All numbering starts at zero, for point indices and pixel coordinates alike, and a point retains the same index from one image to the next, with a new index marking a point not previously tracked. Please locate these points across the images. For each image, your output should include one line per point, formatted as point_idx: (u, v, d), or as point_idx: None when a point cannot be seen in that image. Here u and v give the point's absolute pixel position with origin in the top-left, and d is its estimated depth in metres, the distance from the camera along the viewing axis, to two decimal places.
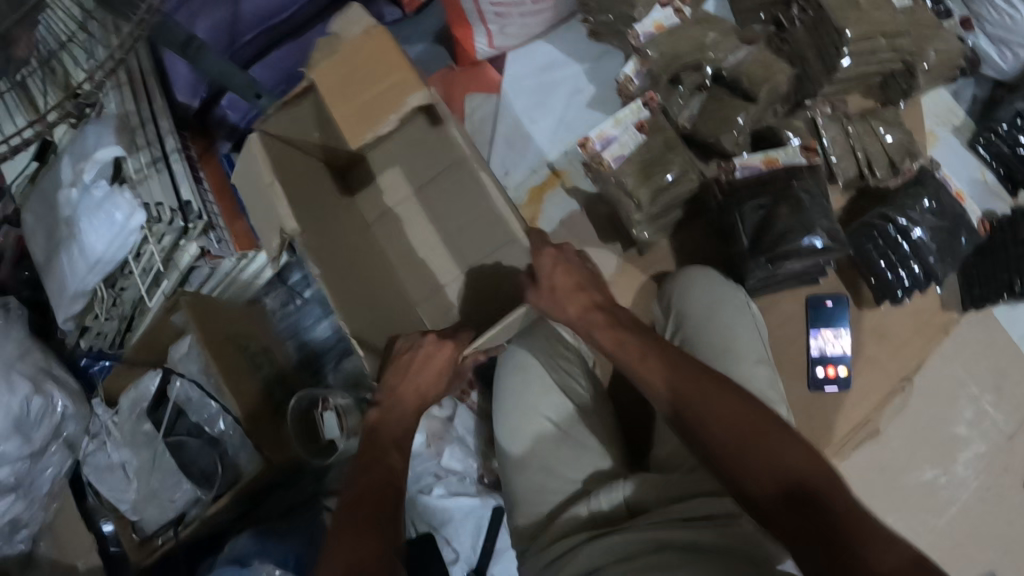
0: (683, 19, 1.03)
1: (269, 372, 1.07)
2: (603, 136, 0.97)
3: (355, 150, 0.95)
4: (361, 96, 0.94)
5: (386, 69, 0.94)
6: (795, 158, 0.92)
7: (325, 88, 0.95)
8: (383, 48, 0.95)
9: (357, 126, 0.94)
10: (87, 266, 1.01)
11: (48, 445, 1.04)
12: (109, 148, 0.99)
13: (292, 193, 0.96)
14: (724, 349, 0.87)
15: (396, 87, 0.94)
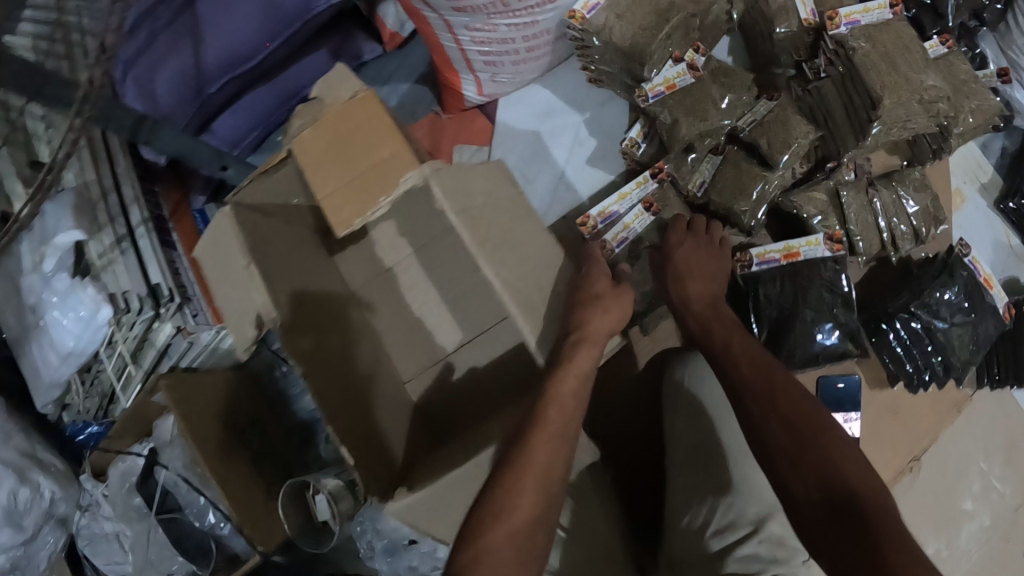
0: (698, 75, 0.95)
1: (260, 448, 1.04)
2: (606, 213, 0.95)
3: (342, 236, 0.73)
4: (352, 169, 0.74)
5: (383, 136, 0.73)
6: (817, 250, 0.89)
7: (309, 159, 0.75)
8: (380, 111, 0.74)
9: (344, 207, 0.73)
10: (59, 358, 0.98)
11: (41, 527, 1.02)
12: (68, 233, 0.94)
13: (273, 270, 0.85)
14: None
15: (394, 160, 0.73)
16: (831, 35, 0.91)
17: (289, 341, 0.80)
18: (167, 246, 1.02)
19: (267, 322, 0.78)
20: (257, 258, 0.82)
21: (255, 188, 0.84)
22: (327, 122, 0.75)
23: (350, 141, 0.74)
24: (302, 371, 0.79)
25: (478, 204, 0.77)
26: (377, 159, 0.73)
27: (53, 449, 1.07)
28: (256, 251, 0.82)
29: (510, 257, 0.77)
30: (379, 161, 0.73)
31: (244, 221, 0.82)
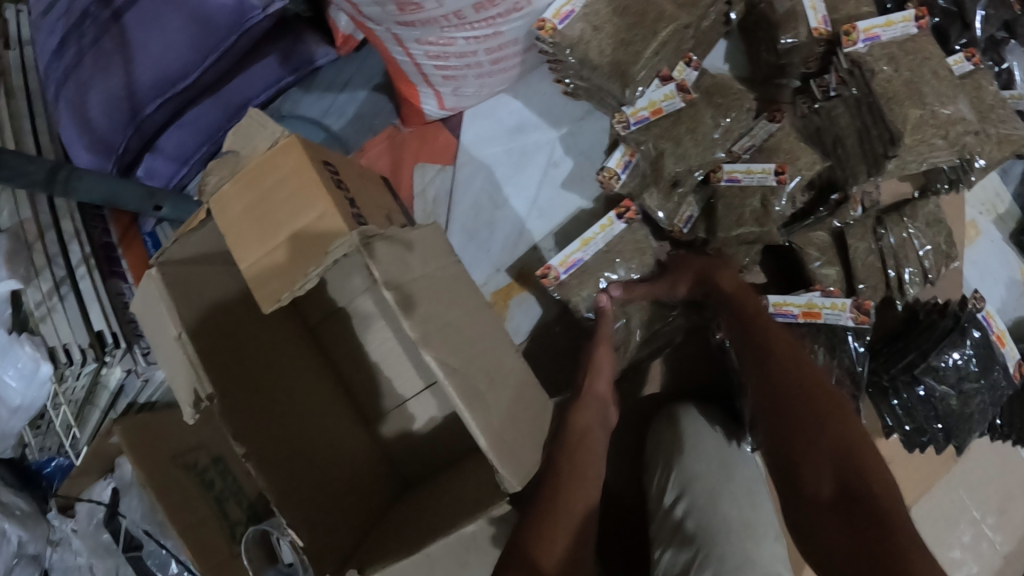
0: (690, 99, 0.81)
1: (223, 489, 1.02)
2: (569, 262, 0.85)
3: (270, 310, 0.67)
4: (275, 234, 0.68)
5: (308, 194, 0.67)
6: (840, 316, 0.78)
7: (231, 222, 0.69)
8: (303, 168, 0.68)
9: (272, 280, 0.67)
10: (6, 412, 0.92)
11: (13, 566, 1.03)
12: (2, 283, 0.88)
13: (210, 332, 0.79)
14: (718, 528, 0.77)
15: (317, 223, 0.67)
16: (846, 53, 0.79)
17: (228, 421, 0.73)
18: (113, 279, 0.97)
19: (205, 398, 0.71)
20: (194, 319, 0.76)
21: (182, 247, 0.75)
22: (248, 181, 0.69)
23: (275, 202, 0.69)
24: (244, 452, 0.73)
25: (418, 273, 0.66)
26: (301, 222, 0.67)
27: (17, 487, 1.05)
28: (195, 313, 0.77)
29: (457, 340, 0.66)
30: (304, 224, 0.67)
31: (174, 283, 0.74)
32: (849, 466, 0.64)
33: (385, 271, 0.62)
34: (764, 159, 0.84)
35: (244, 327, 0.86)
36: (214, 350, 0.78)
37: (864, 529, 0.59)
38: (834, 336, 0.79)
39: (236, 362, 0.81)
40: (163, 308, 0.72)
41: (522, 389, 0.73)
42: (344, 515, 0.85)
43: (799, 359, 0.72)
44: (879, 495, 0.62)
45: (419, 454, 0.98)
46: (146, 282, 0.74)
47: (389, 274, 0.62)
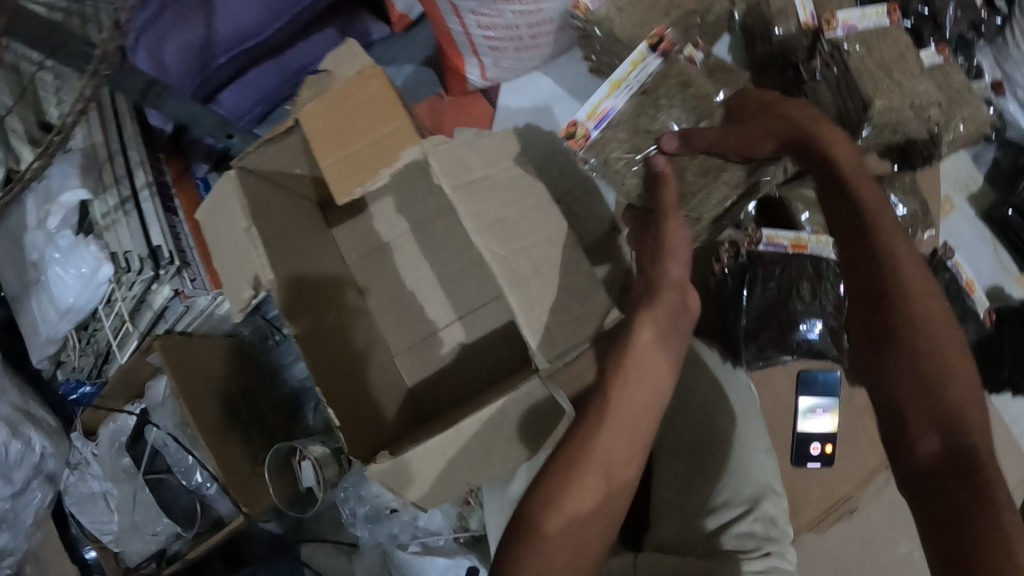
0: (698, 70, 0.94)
1: (248, 417, 1.08)
2: (600, 115, 0.87)
3: (342, 203, 0.81)
4: (351, 144, 0.81)
5: (384, 112, 0.81)
6: (826, 249, 0.86)
7: (316, 132, 0.82)
8: (381, 92, 0.81)
9: (345, 177, 0.81)
10: (57, 314, 1.01)
11: (29, 482, 1.03)
12: (74, 192, 0.98)
13: (271, 233, 0.88)
14: (710, 438, 0.88)
15: (389, 138, 0.80)
16: (828, 37, 0.94)
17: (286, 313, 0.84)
18: (168, 213, 1.04)
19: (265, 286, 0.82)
20: (257, 220, 0.86)
21: (259, 157, 0.87)
22: (332, 101, 0.82)
23: (355, 119, 0.82)
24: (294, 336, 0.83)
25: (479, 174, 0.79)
26: (375, 135, 0.81)
27: (43, 404, 1.09)
28: (257, 215, 0.86)
29: (505, 233, 0.76)
30: (378, 138, 0.81)
31: (248, 186, 0.86)
32: (947, 419, 0.63)
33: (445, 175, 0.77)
34: None
35: (293, 241, 0.93)
36: (275, 247, 0.88)
37: (947, 498, 0.60)
38: (821, 274, 0.86)
39: (294, 266, 0.91)
40: (235, 209, 0.84)
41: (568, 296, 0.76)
42: (375, 417, 0.92)
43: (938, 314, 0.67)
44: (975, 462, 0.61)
45: (438, 386, 1.01)
46: (221, 183, 0.85)
47: (450, 175, 0.77)
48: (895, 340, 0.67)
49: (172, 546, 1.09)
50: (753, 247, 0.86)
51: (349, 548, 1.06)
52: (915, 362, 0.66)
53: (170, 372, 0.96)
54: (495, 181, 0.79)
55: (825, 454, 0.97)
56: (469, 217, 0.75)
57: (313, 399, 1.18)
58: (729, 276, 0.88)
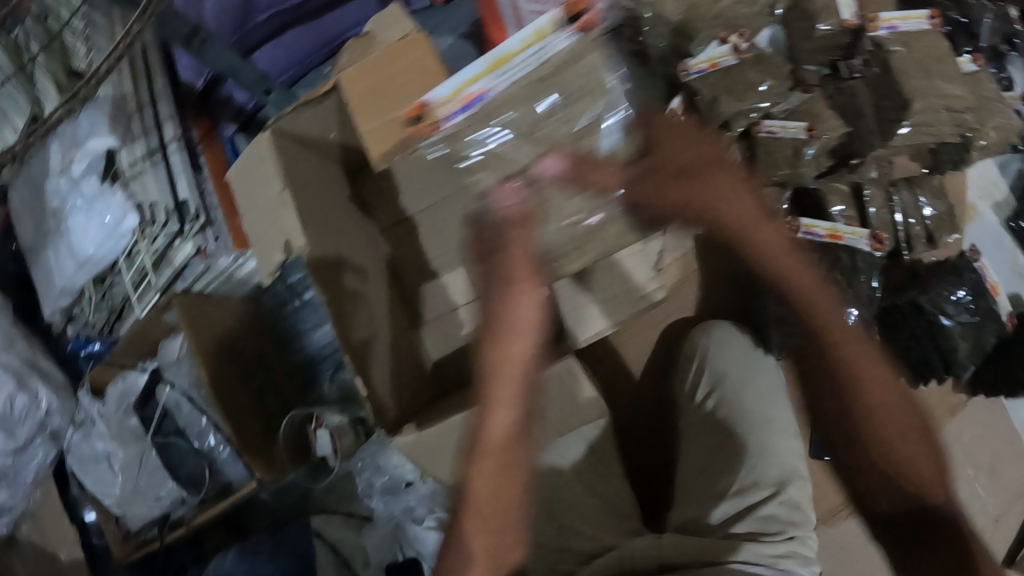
0: (742, 58, 0.92)
1: (262, 382, 1.07)
2: (469, 96, 0.73)
3: (380, 168, 0.77)
4: (393, 107, 0.77)
5: (426, 80, 0.77)
6: (859, 241, 0.90)
7: (357, 94, 0.78)
8: (427, 56, 0.78)
9: (384, 143, 0.77)
10: (74, 265, 0.98)
11: (32, 438, 1.01)
12: (101, 139, 0.97)
13: (307, 193, 0.86)
14: (734, 419, 0.89)
15: (433, 103, 0.76)
16: (873, 36, 0.96)
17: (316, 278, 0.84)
18: (195, 168, 1.01)
19: (296, 248, 0.81)
20: (290, 177, 0.84)
21: (295, 118, 0.85)
22: (377, 62, 0.78)
23: (397, 83, 0.78)
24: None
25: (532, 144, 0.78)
26: (419, 99, 0.77)
27: (53, 359, 1.06)
28: (290, 172, 0.84)
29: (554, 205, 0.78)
30: (422, 103, 0.77)
31: (281, 148, 0.84)
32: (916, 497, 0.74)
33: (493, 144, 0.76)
34: (795, 119, 0.94)
35: (325, 202, 0.91)
36: (309, 210, 0.86)
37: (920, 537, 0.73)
38: (854, 267, 0.90)
39: (330, 230, 0.88)
40: (268, 170, 0.83)
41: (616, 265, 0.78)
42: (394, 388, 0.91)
43: (878, 379, 0.75)
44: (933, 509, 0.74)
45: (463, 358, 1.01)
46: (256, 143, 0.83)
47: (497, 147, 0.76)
48: (855, 449, 0.76)
49: (176, 513, 1.04)
50: (793, 235, 0.89)
51: (361, 521, 1.04)
52: (875, 431, 0.75)
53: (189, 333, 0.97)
54: (546, 150, 0.78)
55: None
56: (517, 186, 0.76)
57: (327, 371, 1.10)
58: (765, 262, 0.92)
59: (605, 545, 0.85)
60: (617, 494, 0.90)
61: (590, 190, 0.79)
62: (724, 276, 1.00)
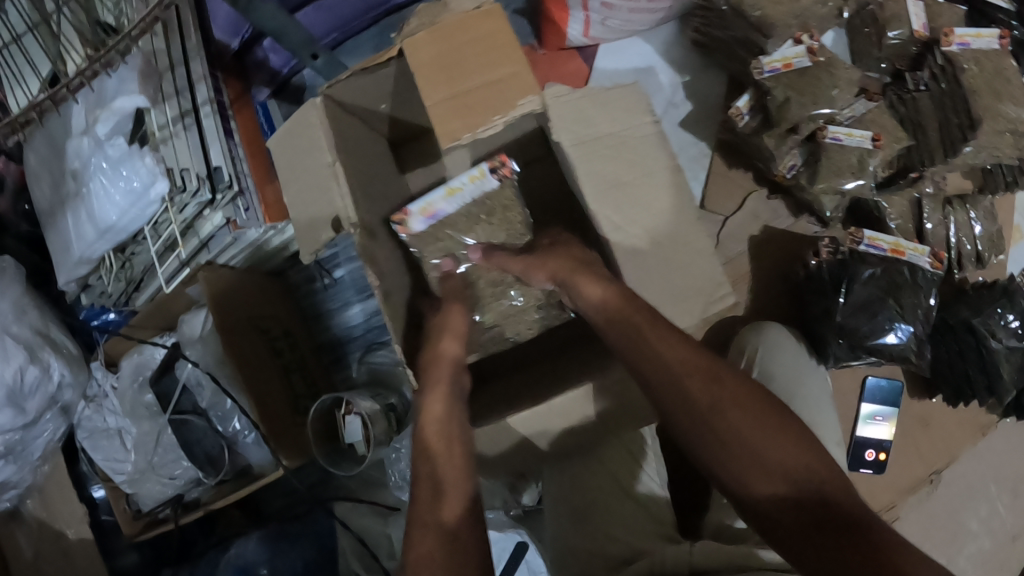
0: (817, 60, 0.90)
1: (289, 360, 1.04)
2: (430, 212, 0.79)
3: (448, 148, 0.70)
4: (462, 82, 0.71)
5: (501, 53, 0.71)
6: (921, 258, 0.86)
7: (422, 64, 0.71)
8: (501, 31, 0.72)
9: (454, 119, 0.70)
10: (95, 232, 0.91)
11: (43, 413, 0.95)
12: (130, 98, 0.88)
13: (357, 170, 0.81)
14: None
15: (508, 81, 0.71)
16: (945, 50, 0.93)
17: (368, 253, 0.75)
18: (228, 134, 0.97)
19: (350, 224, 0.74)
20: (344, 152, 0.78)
21: (349, 85, 0.76)
22: (446, 33, 0.72)
23: (468, 56, 0.71)
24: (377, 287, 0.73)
25: (602, 132, 0.75)
26: (492, 76, 0.71)
27: (65, 329, 1.00)
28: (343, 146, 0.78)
29: (628, 197, 0.74)
30: (494, 80, 0.71)
31: (332, 114, 0.77)
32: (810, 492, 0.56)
33: (569, 132, 0.73)
34: (862, 127, 0.94)
35: (373, 178, 0.87)
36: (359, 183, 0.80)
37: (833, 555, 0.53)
38: (917, 280, 0.86)
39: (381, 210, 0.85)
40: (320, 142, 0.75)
41: (687, 271, 0.75)
42: None
43: (703, 367, 0.61)
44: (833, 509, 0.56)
45: None
46: (304, 109, 0.75)
47: (573, 133, 0.73)
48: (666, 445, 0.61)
49: (190, 492, 1.01)
50: (853, 246, 0.87)
51: (386, 509, 0.98)
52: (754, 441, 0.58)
53: (212, 304, 0.91)
54: (617, 142, 0.75)
55: (879, 461, 0.98)
56: (591, 180, 0.73)
57: (358, 349, 1.12)
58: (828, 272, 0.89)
59: (638, 550, 0.82)
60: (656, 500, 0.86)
61: (661, 190, 0.76)
62: (772, 276, 1.02)
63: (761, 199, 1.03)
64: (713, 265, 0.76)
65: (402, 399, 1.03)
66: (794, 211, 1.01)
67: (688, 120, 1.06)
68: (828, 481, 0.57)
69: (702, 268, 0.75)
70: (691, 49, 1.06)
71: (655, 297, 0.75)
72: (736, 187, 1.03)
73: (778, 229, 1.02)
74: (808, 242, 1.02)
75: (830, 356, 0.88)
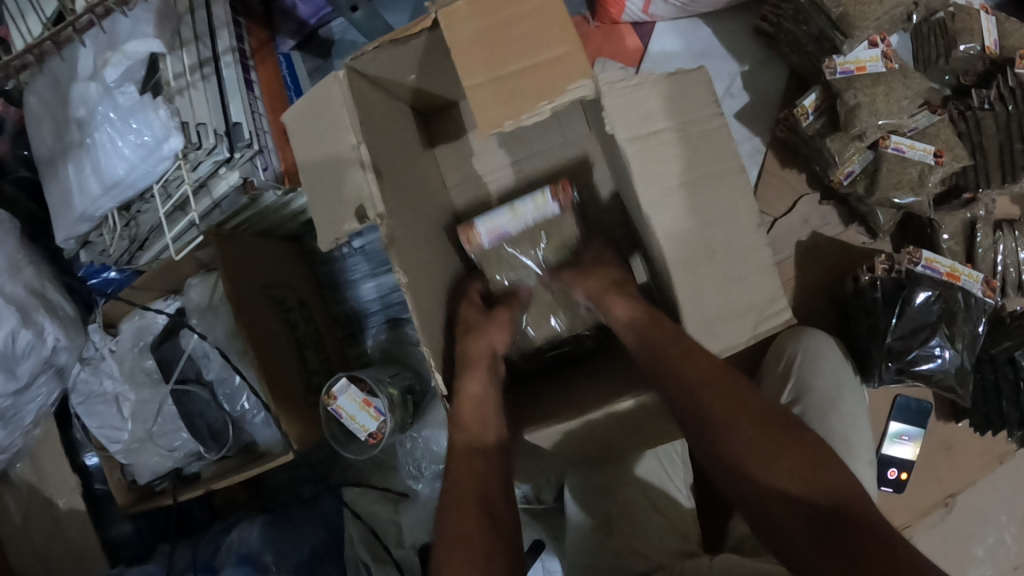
0: (890, 66, 0.86)
1: (304, 333, 0.98)
2: (494, 231, 0.82)
3: (488, 137, 0.65)
4: (506, 61, 0.65)
5: (551, 32, 0.64)
6: (974, 285, 0.85)
7: (463, 40, 0.65)
8: (549, 7, 0.64)
9: (494, 105, 0.65)
10: (99, 187, 0.82)
11: (36, 377, 0.90)
12: (146, 41, 0.79)
13: (377, 148, 0.74)
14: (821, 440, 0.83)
15: (557, 64, 0.64)
16: (1019, 72, 0.91)
17: (390, 246, 0.70)
18: (248, 87, 0.93)
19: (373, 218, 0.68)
20: (366, 124, 0.73)
21: (373, 57, 0.73)
22: (490, 3, 0.65)
23: (510, 33, 0.65)
24: (404, 284, 0.69)
25: (665, 126, 0.67)
26: (539, 57, 0.64)
27: (61, 288, 0.94)
28: (364, 120, 0.72)
29: (684, 203, 0.67)
30: (542, 62, 0.64)
31: (353, 88, 0.72)
32: (819, 477, 0.56)
33: (626, 125, 0.66)
34: (925, 140, 0.89)
35: (397, 157, 0.80)
36: (382, 167, 0.74)
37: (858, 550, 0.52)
38: (969, 307, 0.85)
39: (412, 188, 0.80)
40: (341, 118, 0.69)
41: (746, 296, 0.67)
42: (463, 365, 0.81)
43: (711, 373, 0.62)
44: (833, 478, 0.57)
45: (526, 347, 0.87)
46: (325, 84, 0.70)
47: (629, 125, 0.66)
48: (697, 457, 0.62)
49: (189, 466, 0.97)
50: (909, 266, 0.85)
51: (397, 497, 0.94)
52: (766, 441, 0.59)
53: (224, 268, 0.85)
54: (678, 137, 0.67)
55: (900, 481, 0.98)
56: (644, 182, 0.66)
57: (375, 323, 1.06)
58: (883, 293, 0.87)
59: (656, 564, 0.81)
60: (679, 514, 0.86)
61: (733, 191, 0.68)
62: (818, 290, 0.97)
63: (814, 204, 0.97)
64: (769, 279, 0.68)
65: (421, 379, 0.97)
66: (845, 218, 0.97)
67: (742, 112, 1.00)
68: (830, 478, 0.56)
69: (758, 282, 0.67)
70: (752, 36, 0.99)
71: (703, 316, 0.67)
72: (789, 189, 0.98)
73: (826, 237, 0.97)
74: (859, 254, 0.96)
75: (873, 376, 0.86)
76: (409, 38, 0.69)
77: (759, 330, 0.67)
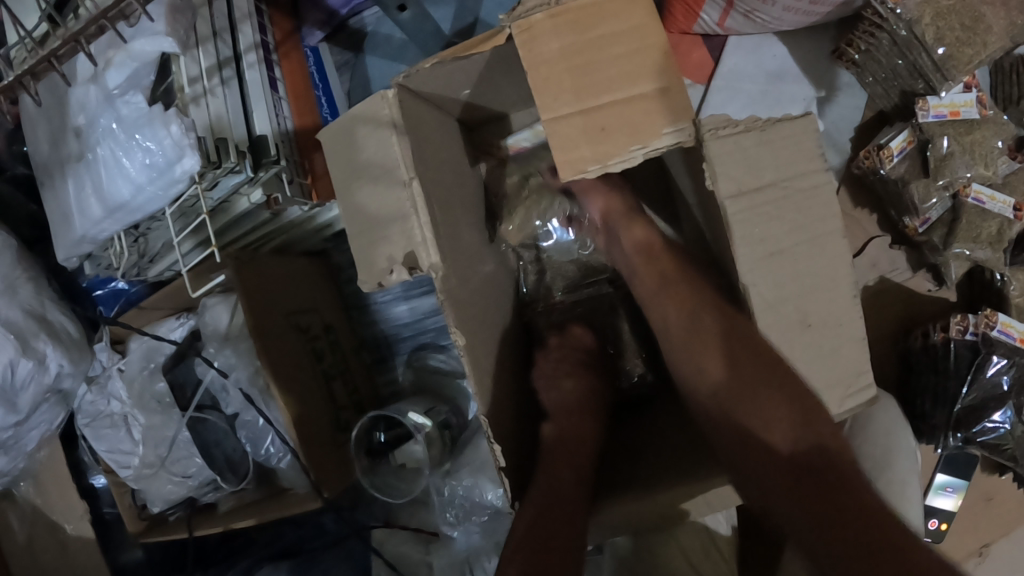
0: (984, 113, 0.80)
1: (330, 362, 0.92)
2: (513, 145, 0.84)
3: (570, 180, 0.57)
4: (593, 93, 0.56)
5: (645, 67, 0.56)
6: None
7: (541, 62, 0.57)
8: (645, 28, 0.56)
9: (576, 141, 0.57)
10: (103, 208, 0.73)
11: (38, 405, 0.83)
12: (157, 39, 0.67)
13: (430, 186, 0.66)
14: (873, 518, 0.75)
15: (655, 100, 0.56)
16: None
17: (448, 302, 0.62)
18: (273, 89, 0.82)
19: (426, 268, 0.60)
20: (418, 154, 0.64)
21: (430, 75, 0.63)
22: (575, 18, 0.56)
23: (599, 60, 0.56)
24: (462, 347, 0.63)
25: (769, 182, 0.59)
26: (630, 93, 0.56)
27: (64, 304, 0.86)
28: (418, 152, 0.64)
29: (785, 271, 0.59)
30: (633, 98, 0.56)
31: (406, 108, 0.63)
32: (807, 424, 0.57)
33: (726, 180, 0.58)
34: (1006, 190, 0.83)
35: (447, 190, 0.71)
36: (434, 205, 0.65)
37: (837, 496, 0.55)
38: None
39: (461, 221, 0.72)
40: (392, 148, 0.61)
41: (843, 378, 0.60)
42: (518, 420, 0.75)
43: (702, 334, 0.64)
44: (830, 437, 0.57)
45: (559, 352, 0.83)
46: (375, 103, 0.61)
47: (732, 181, 0.58)
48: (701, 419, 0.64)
49: (205, 496, 0.91)
50: (984, 331, 0.79)
51: (429, 536, 0.90)
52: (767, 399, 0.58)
53: (241, 290, 0.77)
54: (785, 196, 0.59)
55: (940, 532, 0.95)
56: (746, 246, 0.58)
57: (405, 351, 1.02)
58: (953, 360, 0.81)
59: None
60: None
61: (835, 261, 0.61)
62: (880, 340, 0.94)
63: (882, 246, 0.93)
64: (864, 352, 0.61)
65: (458, 414, 0.91)
66: (914, 264, 0.92)
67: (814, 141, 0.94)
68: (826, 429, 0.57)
69: (852, 356, 0.60)
70: (831, 60, 0.92)
71: None
72: (855, 228, 0.93)
73: (892, 282, 0.93)
74: (926, 303, 0.92)
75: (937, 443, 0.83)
76: (477, 54, 0.59)
77: (845, 407, 0.60)
